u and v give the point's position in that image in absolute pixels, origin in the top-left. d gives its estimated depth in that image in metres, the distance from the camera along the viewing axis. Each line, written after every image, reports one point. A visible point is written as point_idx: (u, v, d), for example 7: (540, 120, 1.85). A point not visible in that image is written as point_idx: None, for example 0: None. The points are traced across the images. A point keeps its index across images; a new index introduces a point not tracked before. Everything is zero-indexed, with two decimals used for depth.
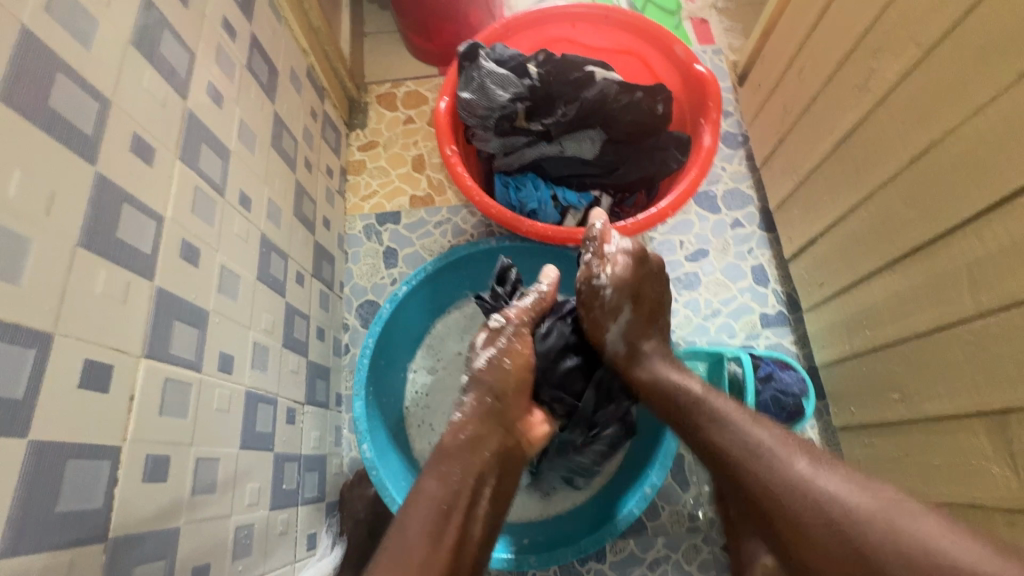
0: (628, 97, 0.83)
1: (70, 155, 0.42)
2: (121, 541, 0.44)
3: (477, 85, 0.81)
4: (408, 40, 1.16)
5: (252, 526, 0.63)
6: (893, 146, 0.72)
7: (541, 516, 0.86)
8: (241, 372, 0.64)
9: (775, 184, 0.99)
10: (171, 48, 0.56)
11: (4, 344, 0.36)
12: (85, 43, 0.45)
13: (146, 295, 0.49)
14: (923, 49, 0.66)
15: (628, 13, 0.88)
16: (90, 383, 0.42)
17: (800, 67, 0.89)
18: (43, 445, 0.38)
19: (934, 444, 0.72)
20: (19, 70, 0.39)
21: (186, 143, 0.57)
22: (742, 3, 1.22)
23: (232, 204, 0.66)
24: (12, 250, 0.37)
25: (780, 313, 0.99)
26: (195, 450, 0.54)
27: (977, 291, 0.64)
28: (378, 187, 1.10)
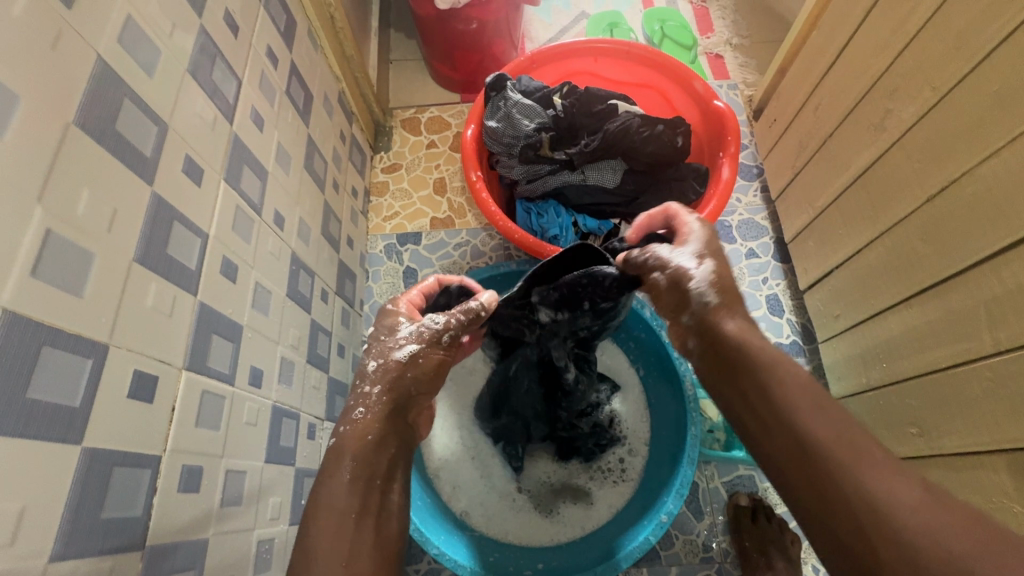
0: (650, 130, 0.86)
1: (130, 174, 0.45)
2: (156, 549, 0.45)
3: (503, 114, 0.85)
4: (433, 68, 1.20)
5: (272, 541, 0.64)
6: (909, 184, 0.74)
7: (553, 541, 0.85)
8: (269, 386, 0.65)
9: (791, 215, 1.01)
10: (221, 75, 0.59)
11: (65, 353, 0.37)
12: (149, 72, 0.48)
13: (189, 309, 0.51)
14: (940, 92, 0.68)
15: (649, 49, 0.92)
16: (137, 393, 0.44)
17: (816, 105, 0.92)
18: (95, 452, 0.40)
19: (956, 480, 0.72)
20: (93, 97, 0.42)
21: (230, 165, 0.60)
22: (756, 41, 1.27)
23: (267, 223, 0.68)
24: (78, 266, 0.39)
25: (795, 342, 1.00)
26: (226, 462, 0.55)
27: (996, 329, 0.64)
28: (400, 209, 1.13)
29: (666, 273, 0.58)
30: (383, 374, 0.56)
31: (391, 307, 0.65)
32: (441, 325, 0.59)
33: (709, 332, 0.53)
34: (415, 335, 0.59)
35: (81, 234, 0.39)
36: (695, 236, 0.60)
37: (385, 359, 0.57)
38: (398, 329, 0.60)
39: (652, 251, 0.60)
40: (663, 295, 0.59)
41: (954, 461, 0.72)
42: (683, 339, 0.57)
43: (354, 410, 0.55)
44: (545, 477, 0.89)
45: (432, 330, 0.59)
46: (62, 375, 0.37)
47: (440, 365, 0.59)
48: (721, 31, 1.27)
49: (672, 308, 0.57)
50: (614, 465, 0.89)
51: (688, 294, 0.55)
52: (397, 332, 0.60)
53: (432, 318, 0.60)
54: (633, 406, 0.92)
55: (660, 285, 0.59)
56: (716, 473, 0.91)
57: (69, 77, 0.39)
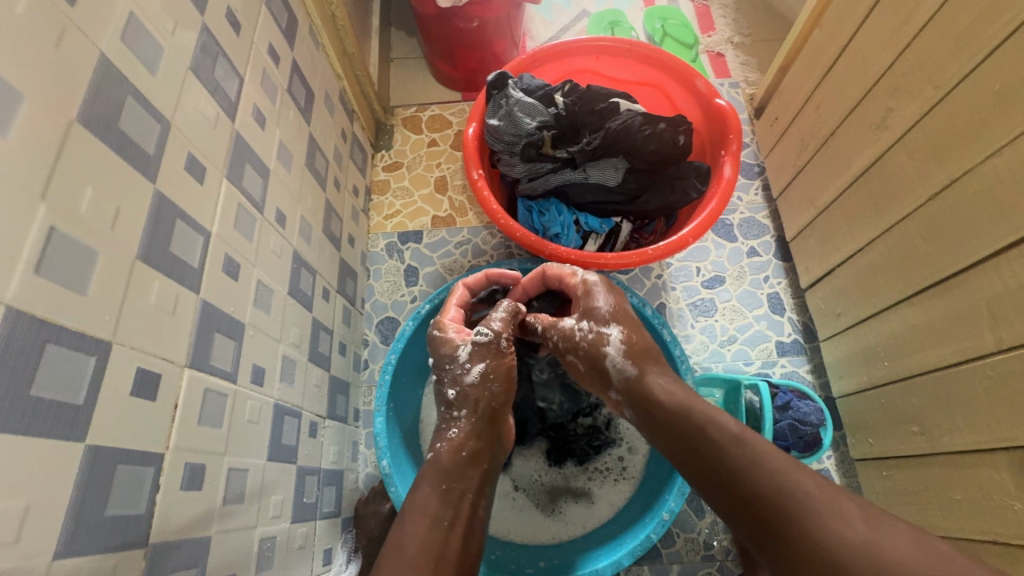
0: (651, 128, 0.85)
1: (133, 172, 0.45)
2: (159, 547, 0.45)
3: (505, 113, 0.85)
4: (434, 66, 1.20)
5: (274, 539, 0.64)
6: (911, 183, 0.74)
7: (553, 539, 0.85)
8: (271, 384, 0.66)
9: (792, 213, 1.01)
10: (224, 73, 0.59)
11: (68, 351, 0.37)
12: (151, 69, 0.48)
13: (192, 307, 0.51)
14: (942, 90, 0.68)
15: (651, 47, 0.92)
16: (141, 391, 0.44)
17: (817, 103, 0.92)
18: (99, 449, 0.40)
19: (956, 478, 0.72)
20: (96, 94, 0.42)
21: (232, 163, 0.60)
22: (757, 39, 1.27)
23: (269, 221, 0.68)
24: (82, 263, 0.39)
25: (796, 341, 1.00)
26: (228, 460, 0.55)
27: (998, 328, 0.65)
28: (401, 207, 1.13)
29: (581, 350, 0.66)
30: (469, 401, 0.63)
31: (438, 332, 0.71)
32: (491, 337, 0.66)
33: (635, 395, 0.60)
34: (474, 354, 0.65)
35: (83, 232, 0.39)
36: (596, 307, 0.67)
37: (462, 387, 0.63)
38: (459, 355, 0.65)
39: (559, 331, 0.69)
40: (587, 370, 0.66)
41: (955, 460, 0.72)
42: (618, 408, 0.65)
43: (452, 430, 0.61)
44: (545, 475, 0.90)
45: (489, 342, 0.66)
46: (66, 372, 0.37)
47: (509, 368, 0.65)
48: (722, 29, 1.27)
49: (599, 381, 0.65)
50: (613, 463, 0.90)
51: (612, 371, 0.63)
52: (458, 357, 0.66)
53: (480, 333, 0.66)
54: None
55: (582, 361, 0.66)
56: None
57: (73, 75, 0.39)
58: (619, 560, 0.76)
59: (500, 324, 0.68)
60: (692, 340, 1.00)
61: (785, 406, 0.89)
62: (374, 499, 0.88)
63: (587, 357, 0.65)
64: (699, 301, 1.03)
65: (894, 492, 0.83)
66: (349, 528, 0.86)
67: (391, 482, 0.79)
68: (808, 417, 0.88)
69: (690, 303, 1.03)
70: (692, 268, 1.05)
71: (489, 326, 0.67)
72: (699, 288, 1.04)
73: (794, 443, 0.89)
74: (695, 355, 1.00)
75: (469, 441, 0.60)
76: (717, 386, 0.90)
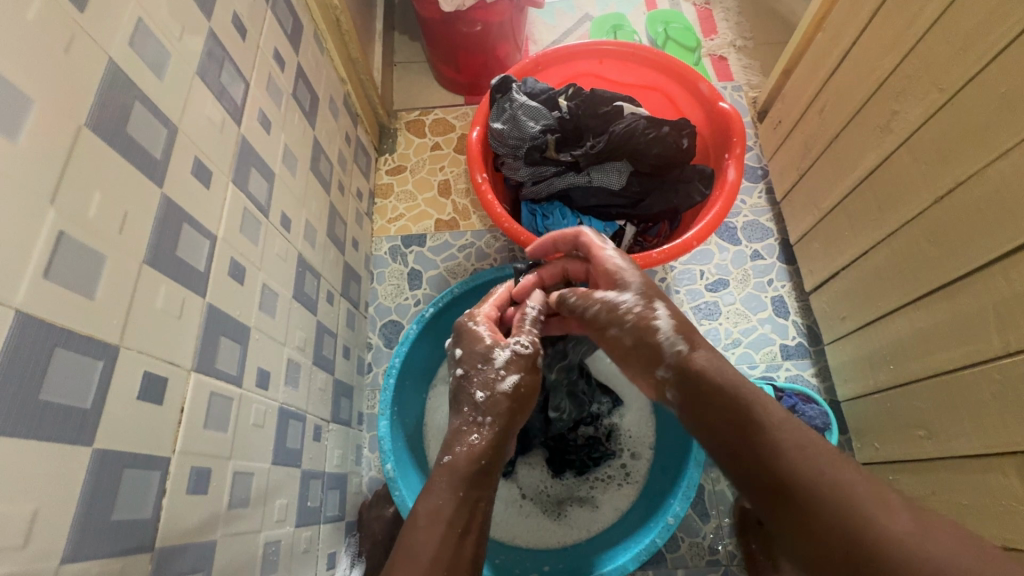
0: (655, 131, 0.85)
1: (141, 177, 0.45)
2: (166, 551, 0.45)
3: (509, 116, 0.85)
4: (438, 70, 1.21)
5: (279, 542, 0.64)
6: (916, 186, 0.74)
7: (561, 544, 0.85)
8: (276, 387, 0.66)
9: (796, 216, 1.01)
10: (230, 78, 0.59)
11: (77, 355, 0.38)
12: (159, 74, 0.48)
13: (198, 311, 0.51)
14: (947, 93, 0.68)
15: (655, 51, 0.92)
16: (147, 395, 0.44)
17: (821, 106, 0.92)
18: (105, 453, 0.40)
19: (964, 482, 0.71)
20: (104, 99, 0.42)
21: (238, 167, 0.60)
22: (760, 42, 1.27)
23: (275, 225, 0.68)
24: (90, 266, 0.39)
25: (801, 344, 1.00)
26: (233, 463, 0.55)
27: (1004, 331, 0.64)
28: (405, 211, 1.13)
29: (624, 325, 0.58)
30: (498, 404, 0.58)
31: (470, 324, 0.67)
32: (531, 349, 0.62)
33: (685, 378, 0.51)
34: (512, 361, 0.61)
35: (91, 236, 0.39)
36: (634, 280, 0.61)
37: (494, 391, 0.58)
38: (494, 357, 0.61)
39: (597, 300, 0.61)
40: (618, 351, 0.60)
41: (962, 464, 0.72)
42: (665, 391, 0.54)
43: (475, 434, 0.56)
44: (548, 483, 0.90)
45: (527, 353, 0.62)
46: (74, 376, 0.37)
47: (537, 380, 0.61)
48: (724, 33, 1.27)
49: (644, 363, 0.55)
50: (617, 468, 0.89)
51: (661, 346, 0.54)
52: (493, 362, 0.61)
53: (518, 342, 0.62)
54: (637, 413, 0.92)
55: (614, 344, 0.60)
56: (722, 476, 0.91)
57: (81, 80, 0.40)
58: (625, 563, 0.75)
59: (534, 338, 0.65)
60: None
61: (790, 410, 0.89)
62: (378, 503, 0.88)
63: (629, 327, 0.57)
64: (703, 304, 1.03)
65: None
66: (352, 532, 0.86)
67: (398, 492, 0.78)
68: (813, 421, 0.88)
69: (694, 306, 1.03)
70: (696, 271, 1.05)
71: (524, 338, 0.63)
72: (703, 292, 1.03)
73: None
74: None
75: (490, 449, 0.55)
76: None
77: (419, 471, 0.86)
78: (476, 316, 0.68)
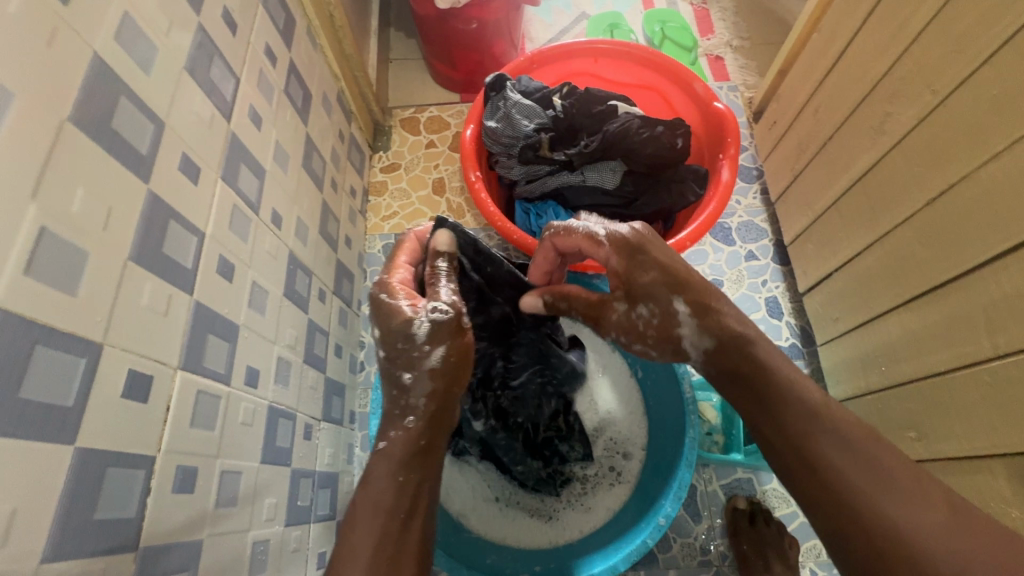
0: (649, 131, 0.85)
1: (127, 173, 0.45)
2: (150, 550, 0.45)
3: (502, 114, 0.85)
4: (433, 68, 1.20)
5: (267, 542, 0.63)
6: (909, 188, 0.74)
7: (552, 544, 0.85)
8: (265, 386, 0.65)
9: (790, 217, 1.01)
10: (219, 73, 0.59)
11: (58, 352, 0.37)
12: (146, 69, 0.47)
13: (185, 308, 0.51)
14: (939, 95, 0.68)
15: (650, 50, 0.92)
16: (132, 393, 0.43)
17: (815, 108, 0.92)
18: (88, 452, 0.39)
19: (953, 485, 0.72)
20: (88, 94, 0.41)
21: (227, 164, 0.60)
22: (756, 43, 1.27)
23: (265, 223, 0.68)
24: (72, 263, 0.39)
25: (794, 345, 1.00)
26: (221, 462, 0.55)
27: (994, 334, 0.64)
28: (399, 209, 1.13)
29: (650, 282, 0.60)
30: (432, 380, 0.54)
31: (386, 298, 0.57)
32: (451, 312, 0.55)
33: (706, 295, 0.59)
34: (433, 332, 0.54)
35: (74, 232, 0.39)
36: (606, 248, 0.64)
37: (422, 370, 0.54)
38: (415, 332, 0.54)
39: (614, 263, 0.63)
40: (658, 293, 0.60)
41: (953, 466, 0.72)
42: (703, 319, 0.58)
43: (410, 410, 0.53)
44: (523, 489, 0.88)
45: (448, 319, 0.54)
46: (56, 374, 0.37)
47: (469, 343, 0.56)
48: (720, 33, 1.27)
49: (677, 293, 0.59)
50: (608, 468, 0.89)
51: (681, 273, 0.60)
52: (415, 334, 0.54)
53: (436, 308, 0.55)
54: (629, 414, 0.92)
55: (642, 288, 0.61)
56: (714, 476, 0.91)
57: (64, 73, 0.39)
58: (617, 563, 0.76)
59: (456, 296, 0.57)
60: None
61: None
62: None
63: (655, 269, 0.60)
64: None
65: None
66: None
67: None
68: None
69: None
70: None
71: (445, 301, 0.56)
72: None
73: None
74: None
75: (428, 427, 0.53)
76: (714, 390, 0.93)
77: None
78: (386, 284, 0.59)
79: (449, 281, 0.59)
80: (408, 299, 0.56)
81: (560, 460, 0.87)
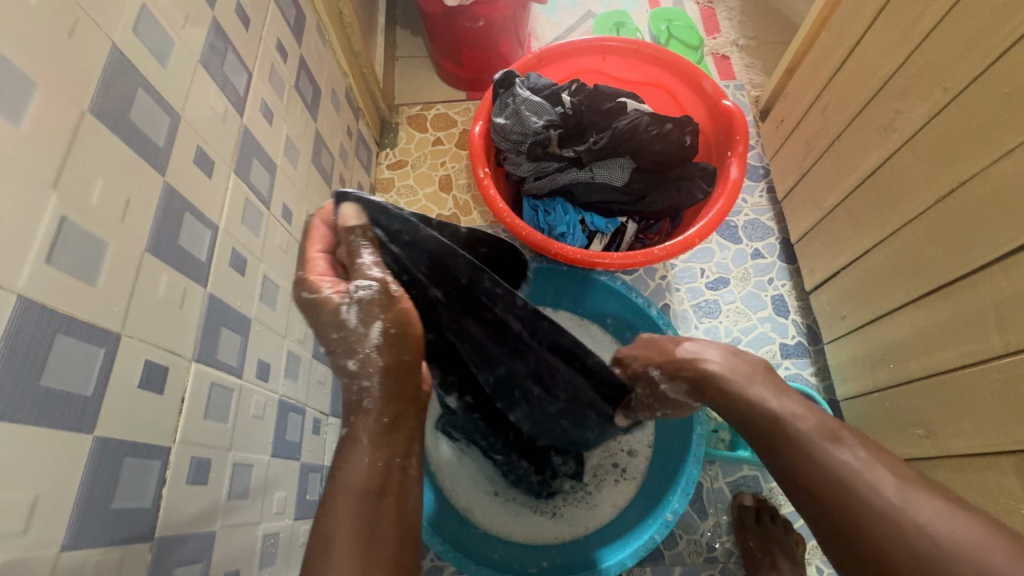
0: (658, 128, 0.85)
1: (144, 165, 0.45)
2: (166, 541, 0.45)
3: (512, 111, 0.85)
4: (440, 65, 1.20)
5: (277, 535, 0.64)
6: (918, 186, 0.74)
7: (558, 540, 0.85)
8: (276, 379, 0.65)
9: (797, 216, 1.01)
10: (233, 68, 0.59)
11: (78, 342, 0.37)
12: (163, 63, 0.48)
13: (199, 301, 0.51)
14: (950, 93, 0.68)
15: (658, 48, 0.92)
16: (148, 384, 0.44)
17: (823, 106, 0.92)
18: (106, 441, 0.39)
19: (961, 482, 0.72)
20: (107, 86, 0.41)
21: (240, 158, 0.60)
22: (762, 42, 1.27)
23: (276, 217, 0.68)
24: (92, 253, 0.39)
25: (800, 343, 1.00)
26: (233, 455, 0.55)
27: (1004, 331, 0.64)
28: (405, 206, 1.13)
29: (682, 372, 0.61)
30: (386, 352, 0.50)
31: (308, 292, 0.52)
32: (377, 287, 0.50)
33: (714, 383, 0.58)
34: (363, 312, 0.50)
35: (94, 223, 0.39)
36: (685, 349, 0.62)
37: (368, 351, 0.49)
38: (347, 321, 0.49)
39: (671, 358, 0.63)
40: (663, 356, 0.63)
41: (962, 463, 0.72)
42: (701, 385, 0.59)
43: (368, 390, 0.49)
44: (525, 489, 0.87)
45: (375, 292, 0.50)
46: (76, 363, 0.37)
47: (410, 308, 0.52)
48: (727, 32, 1.27)
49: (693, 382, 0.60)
50: (613, 465, 0.89)
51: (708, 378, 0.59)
52: (347, 323, 0.49)
53: (365, 287, 0.50)
54: None
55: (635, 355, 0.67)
56: (720, 473, 0.92)
57: (84, 65, 0.39)
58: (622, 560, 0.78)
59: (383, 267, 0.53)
60: None
61: None
62: None
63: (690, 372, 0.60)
64: (703, 302, 1.03)
65: None
66: None
67: None
68: None
69: (694, 304, 1.03)
70: (696, 269, 1.05)
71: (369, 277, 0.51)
72: (703, 290, 1.03)
73: None
74: None
75: (392, 404, 0.50)
76: None
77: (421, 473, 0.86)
78: (304, 275, 0.53)
79: (369, 251, 0.53)
80: (330, 285, 0.51)
81: (552, 473, 0.84)
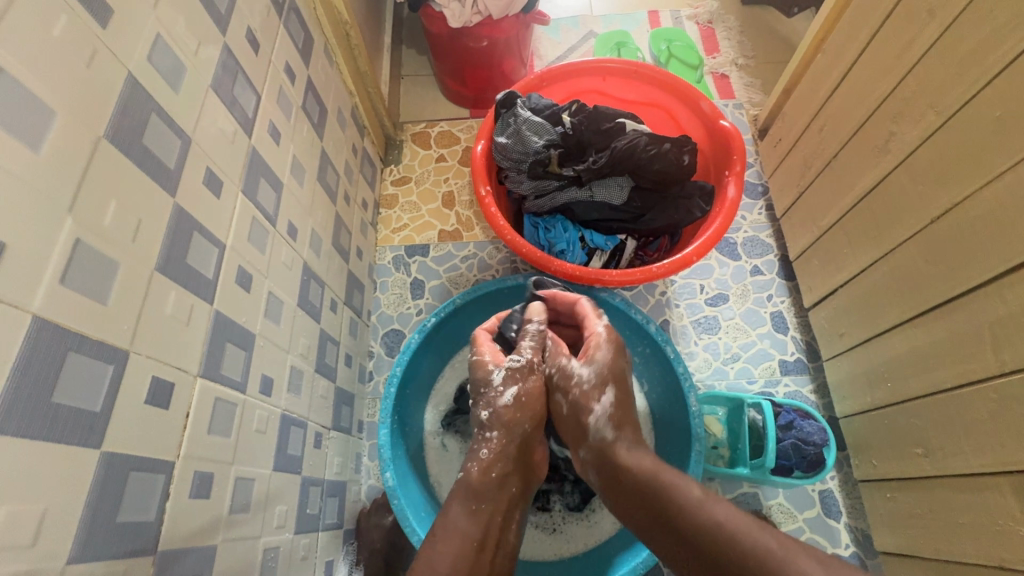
0: (656, 148, 0.87)
1: (155, 186, 0.46)
2: (168, 554, 0.46)
3: (513, 130, 0.87)
4: (444, 84, 1.23)
5: (277, 549, 0.64)
6: (913, 206, 0.75)
7: (558, 556, 0.85)
8: (278, 394, 0.66)
9: (795, 233, 1.02)
10: (242, 90, 0.61)
11: (89, 359, 0.39)
12: (176, 88, 0.50)
13: (206, 317, 0.52)
14: (942, 116, 0.69)
15: (657, 69, 0.94)
16: (155, 400, 0.45)
17: (820, 126, 0.93)
18: (113, 455, 0.40)
19: (959, 500, 0.72)
20: (122, 113, 0.43)
21: (247, 177, 0.62)
22: (760, 61, 1.29)
23: (281, 234, 0.70)
24: (103, 272, 0.40)
25: (799, 360, 1.00)
26: (235, 469, 0.56)
27: (1000, 351, 0.65)
28: (409, 221, 1.15)
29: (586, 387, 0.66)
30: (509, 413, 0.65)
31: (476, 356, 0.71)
32: (524, 360, 0.68)
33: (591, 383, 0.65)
34: (507, 377, 0.67)
35: (107, 244, 0.41)
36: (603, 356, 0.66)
37: (498, 407, 0.65)
38: (493, 378, 0.67)
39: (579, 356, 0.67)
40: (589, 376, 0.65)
41: (962, 482, 0.72)
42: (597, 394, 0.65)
43: (483, 441, 0.63)
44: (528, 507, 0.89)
45: (522, 365, 0.67)
46: (86, 379, 0.39)
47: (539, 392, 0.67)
48: (726, 52, 1.29)
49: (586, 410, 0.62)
50: None
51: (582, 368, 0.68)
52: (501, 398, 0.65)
53: (515, 360, 0.68)
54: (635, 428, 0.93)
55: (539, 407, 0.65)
56: (720, 490, 0.92)
57: (100, 92, 0.41)
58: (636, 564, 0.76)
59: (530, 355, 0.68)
60: (695, 357, 1.01)
61: (788, 425, 0.88)
62: (377, 511, 0.89)
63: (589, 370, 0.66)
64: (702, 318, 1.04)
65: (897, 515, 0.83)
66: (350, 540, 0.86)
67: (408, 522, 0.77)
68: (810, 437, 0.87)
69: (693, 320, 1.04)
70: (696, 285, 1.06)
71: (517, 353, 0.69)
72: (702, 306, 1.04)
73: (797, 463, 0.86)
74: (698, 372, 1.00)
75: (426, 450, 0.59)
76: (720, 404, 0.93)
77: (426, 496, 0.86)
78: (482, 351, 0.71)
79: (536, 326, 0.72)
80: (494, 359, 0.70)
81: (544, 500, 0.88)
